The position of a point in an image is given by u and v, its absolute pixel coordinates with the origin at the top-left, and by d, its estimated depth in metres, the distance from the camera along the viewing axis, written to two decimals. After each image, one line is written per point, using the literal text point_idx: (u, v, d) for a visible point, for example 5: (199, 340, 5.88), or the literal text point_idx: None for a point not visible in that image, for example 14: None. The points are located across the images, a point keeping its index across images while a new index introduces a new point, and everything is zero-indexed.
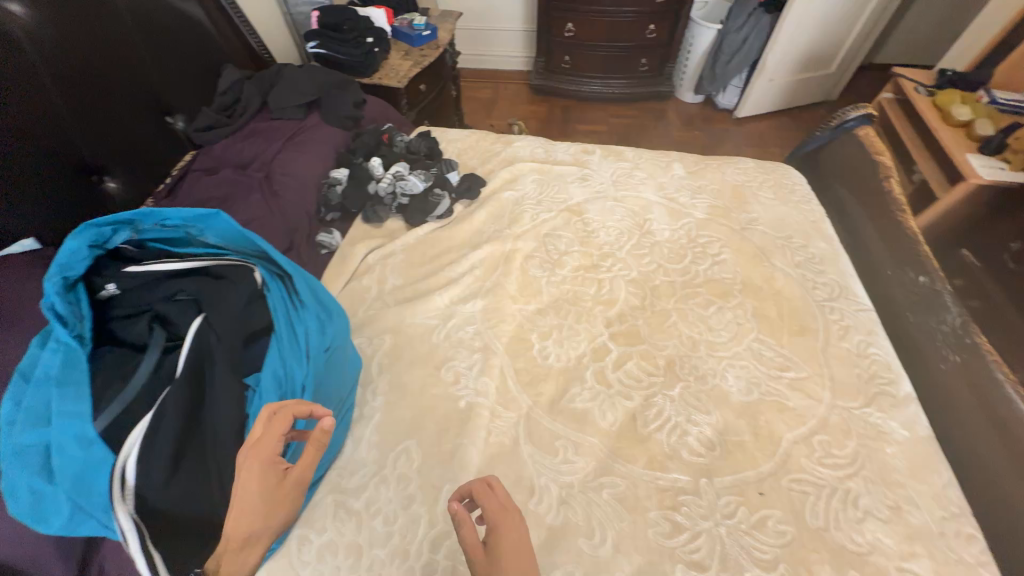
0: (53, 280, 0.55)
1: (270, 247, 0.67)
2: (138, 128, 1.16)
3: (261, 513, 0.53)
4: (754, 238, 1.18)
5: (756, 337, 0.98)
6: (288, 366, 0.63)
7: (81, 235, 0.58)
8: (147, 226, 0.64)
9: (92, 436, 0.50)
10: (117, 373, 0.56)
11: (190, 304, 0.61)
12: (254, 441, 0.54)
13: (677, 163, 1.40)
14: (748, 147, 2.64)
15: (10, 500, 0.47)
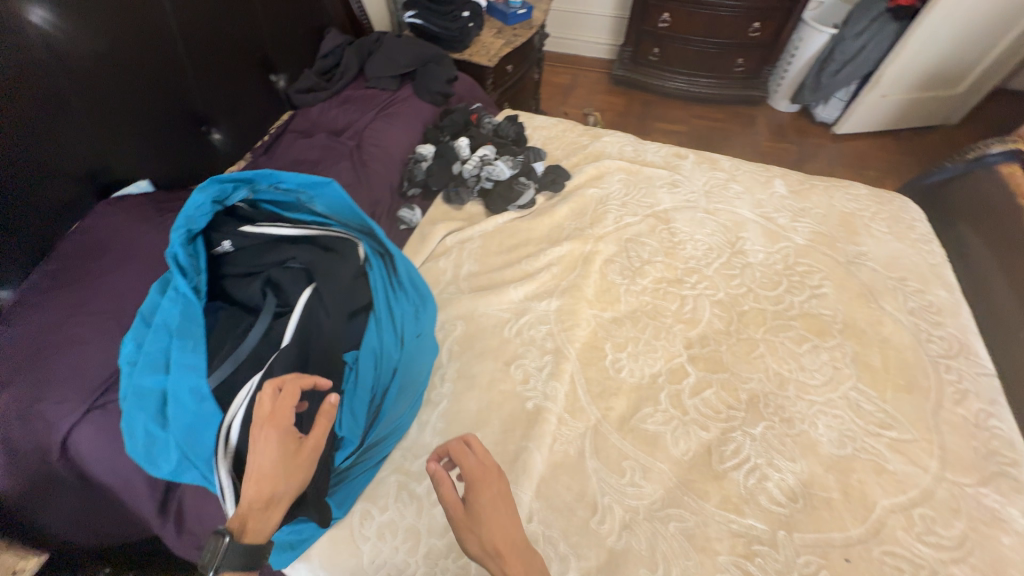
0: (179, 233, 0.57)
1: (378, 227, 0.68)
2: (246, 84, 1.19)
3: (280, 477, 0.50)
4: (862, 274, 1.07)
5: (855, 386, 0.89)
6: (385, 347, 0.70)
7: (206, 189, 0.60)
8: (262, 186, 0.65)
9: (204, 393, 0.52)
10: (231, 332, 0.59)
11: (297, 274, 0.64)
12: (266, 414, 0.52)
13: (780, 180, 1.29)
14: (844, 167, 2.41)
15: (128, 440, 0.50)
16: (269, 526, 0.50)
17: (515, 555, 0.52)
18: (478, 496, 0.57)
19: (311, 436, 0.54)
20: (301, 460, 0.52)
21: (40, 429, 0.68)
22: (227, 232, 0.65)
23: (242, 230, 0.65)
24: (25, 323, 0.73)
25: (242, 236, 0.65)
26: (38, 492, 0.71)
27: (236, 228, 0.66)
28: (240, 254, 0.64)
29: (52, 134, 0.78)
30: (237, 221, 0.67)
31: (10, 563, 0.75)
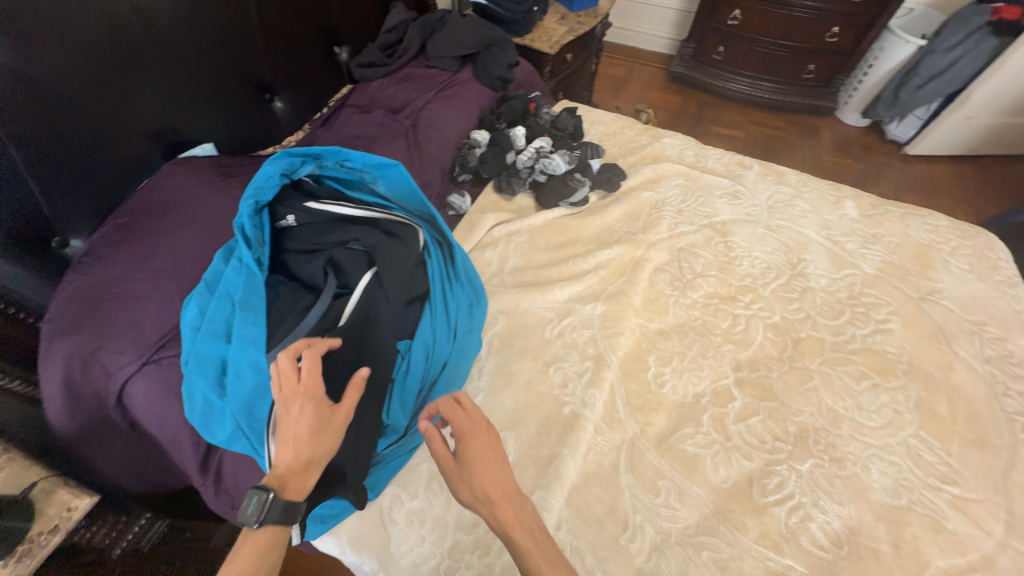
0: (248, 204, 0.64)
1: (439, 216, 0.74)
2: (311, 54, 1.19)
3: (315, 440, 0.54)
4: (934, 313, 1.00)
5: (916, 434, 0.83)
6: (439, 341, 0.74)
7: (276, 161, 0.66)
8: (328, 163, 0.71)
9: (261, 367, 0.60)
10: (290, 308, 0.66)
11: (359, 253, 0.69)
12: (297, 385, 0.54)
13: (851, 202, 1.21)
14: (912, 191, 2.24)
15: (187, 406, 0.59)
16: (307, 484, 0.54)
17: (506, 502, 0.55)
18: (469, 447, 0.58)
19: (342, 405, 0.57)
20: (334, 426, 0.55)
21: (99, 376, 0.71)
22: (293, 209, 0.71)
23: (308, 205, 0.71)
24: (92, 272, 0.75)
25: (307, 211, 0.71)
26: (94, 432, 0.75)
27: (304, 204, 0.71)
28: (303, 231, 0.71)
29: (126, 93, 0.80)
30: (304, 198, 0.73)
31: (62, 499, 0.66)
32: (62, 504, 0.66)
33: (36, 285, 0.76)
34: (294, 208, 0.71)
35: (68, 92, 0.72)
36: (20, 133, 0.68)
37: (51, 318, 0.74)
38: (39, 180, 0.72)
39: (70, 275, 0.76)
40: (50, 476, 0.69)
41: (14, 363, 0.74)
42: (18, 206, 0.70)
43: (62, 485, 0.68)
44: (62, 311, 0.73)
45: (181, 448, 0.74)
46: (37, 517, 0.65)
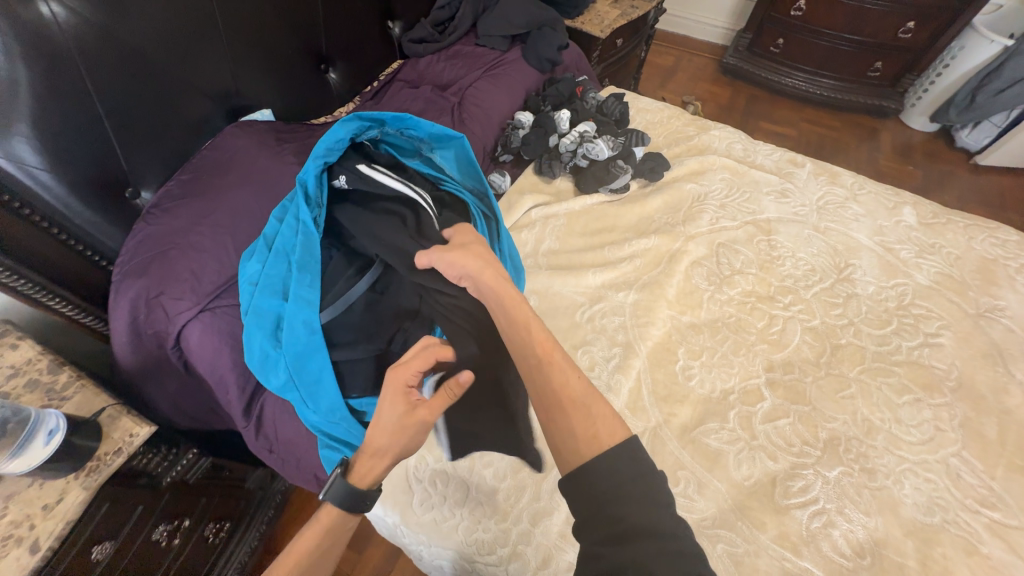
0: (315, 163, 0.69)
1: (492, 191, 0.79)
2: (366, 27, 1.21)
3: (390, 433, 0.56)
4: (992, 332, 0.94)
5: (958, 453, 0.80)
6: None
7: (348, 124, 0.71)
8: (390, 130, 0.77)
9: (315, 326, 0.65)
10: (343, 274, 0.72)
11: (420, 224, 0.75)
12: (399, 364, 0.58)
13: (909, 208, 1.14)
14: (978, 203, 2.08)
15: (247, 353, 0.64)
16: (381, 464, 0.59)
17: None
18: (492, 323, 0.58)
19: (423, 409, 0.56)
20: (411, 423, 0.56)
21: (160, 319, 0.77)
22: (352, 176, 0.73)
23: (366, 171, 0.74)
24: (158, 223, 0.81)
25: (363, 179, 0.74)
26: (153, 369, 0.82)
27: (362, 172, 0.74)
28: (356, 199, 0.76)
29: (194, 55, 0.84)
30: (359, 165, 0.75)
31: (125, 426, 0.73)
32: (125, 430, 0.73)
33: (108, 231, 0.82)
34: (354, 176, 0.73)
35: (144, 49, 0.77)
36: (102, 87, 0.73)
37: (122, 262, 0.81)
38: (117, 133, 0.77)
39: (139, 224, 0.82)
40: (116, 404, 0.75)
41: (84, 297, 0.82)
42: (99, 155, 0.76)
43: (125, 414, 0.75)
44: (131, 256, 0.80)
45: (227, 392, 0.79)
46: (103, 439, 0.72)
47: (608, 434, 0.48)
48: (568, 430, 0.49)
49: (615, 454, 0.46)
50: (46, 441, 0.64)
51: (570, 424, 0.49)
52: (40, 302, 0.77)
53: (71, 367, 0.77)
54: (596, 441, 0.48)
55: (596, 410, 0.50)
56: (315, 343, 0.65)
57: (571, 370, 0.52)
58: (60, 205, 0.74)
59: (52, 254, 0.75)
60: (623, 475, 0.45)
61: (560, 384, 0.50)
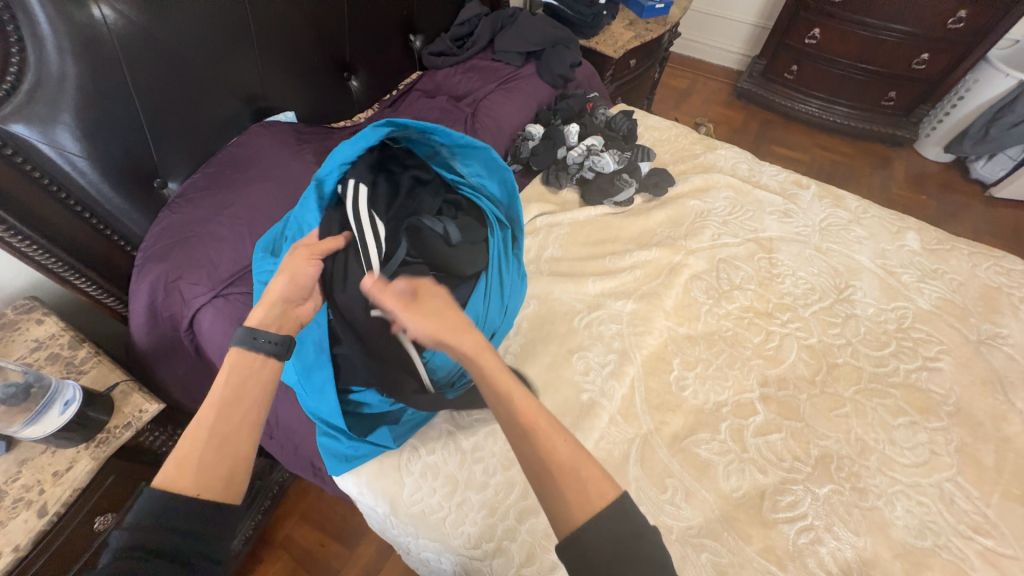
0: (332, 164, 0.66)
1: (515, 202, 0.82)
2: (389, 40, 1.28)
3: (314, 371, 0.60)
4: (993, 360, 0.94)
5: (953, 479, 0.79)
6: (488, 315, 0.82)
7: (376, 128, 0.68)
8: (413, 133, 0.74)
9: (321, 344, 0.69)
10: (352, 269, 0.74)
11: (437, 236, 0.76)
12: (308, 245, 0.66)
13: (913, 233, 1.15)
14: (991, 235, 2.07)
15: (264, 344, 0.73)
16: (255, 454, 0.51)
17: None
18: None
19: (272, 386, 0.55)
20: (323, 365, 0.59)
21: (177, 302, 0.81)
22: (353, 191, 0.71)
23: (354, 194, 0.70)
24: (181, 212, 0.86)
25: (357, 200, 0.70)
26: (166, 350, 0.87)
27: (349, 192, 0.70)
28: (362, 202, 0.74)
29: (227, 59, 0.90)
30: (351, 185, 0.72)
31: (136, 402, 0.77)
32: (136, 405, 0.76)
33: (136, 218, 0.87)
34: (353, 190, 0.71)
35: (182, 51, 0.83)
36: (141, 84, 0.79)
37: (145, 247, 0.86)
38: (152, 127, 0.83)
39: (164, 212, 0.87)
40: (129, 380, 0.79)
41: (107, 278, 0.87)
42: (134, 147, 0.82)
43: (136, 390, 0.79)
44: (154, 242, 0.85)
45: None
46: (114, 412, 0.75)
47: (597, 494, 0.47)
48: (559, 495, 0.47)
49: (608, 515, 0.45)
50: (61, 411, 0.68)
51: (560, 490, 0.47)
52: (67, 281, 0.82)
53: (90, 344, 0.82)
54: (587, 505, 0.46)
55: (588, 473, 0.49)
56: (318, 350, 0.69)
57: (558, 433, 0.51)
58: (93, 190, 0.80)
59: (82, 237, 0.81)
60: (617, 542, 0.44)
61: (548, 452, 0.48)
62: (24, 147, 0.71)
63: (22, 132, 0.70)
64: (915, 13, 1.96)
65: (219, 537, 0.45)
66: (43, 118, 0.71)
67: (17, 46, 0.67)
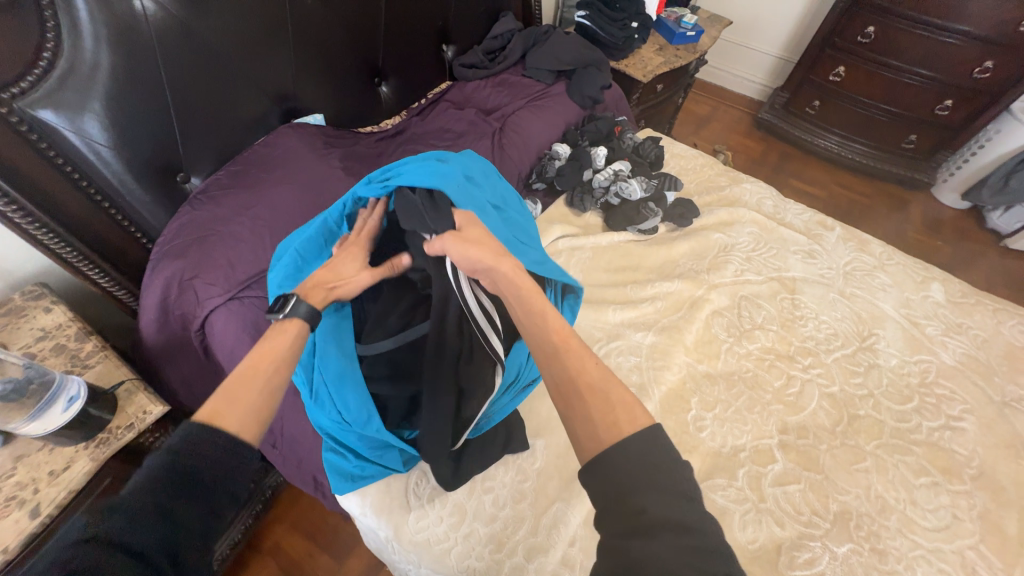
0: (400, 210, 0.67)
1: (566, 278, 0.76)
2: (422, 49, 1.27)
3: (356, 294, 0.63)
4: (1018, 423, 0.91)
5: (975, 547, 0.77)
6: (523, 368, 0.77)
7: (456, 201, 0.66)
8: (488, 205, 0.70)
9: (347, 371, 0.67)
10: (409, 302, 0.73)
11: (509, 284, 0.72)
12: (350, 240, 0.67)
13: (938, 285, 1.13)
14: (1006, 286, 2.05)
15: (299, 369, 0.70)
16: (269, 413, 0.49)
17: None
18: None
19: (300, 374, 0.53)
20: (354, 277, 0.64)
21: (191, 302, 0.80)
22: (422, 222, 0.63)
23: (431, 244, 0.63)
24: (202, 209, 0.84)
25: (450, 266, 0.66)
26: (175, 348, 0.85)
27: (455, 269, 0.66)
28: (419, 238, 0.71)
29: (261, 56, 0.89)
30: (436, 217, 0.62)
31: (140, 402, 0.74)
32: (139, 406, 0.74)
33: (156, 212, 0.85)
34: (421, 220, 0.62)
35: (216, 46, 0.81)
36: (173, 76, 0.77)
37: (162, 242, 0.84)
38: (181, 121, 0.81)
39: (185, 207, 0.85)
40: (134, 379, 0.77)
41: (121, 270, 0.85)
42: (162, 140, 0.80)
43: (141, 390, 0.76)
44: (172, 238, 0.83)
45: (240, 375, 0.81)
46: (117, 412, 0.73)
47: (626, 418, 0.44)
48: (588, 417, 0.45)
49: (634, 441, 0.42)
50: (65, 408, 0.65)
51: (588, 409, 0.45)
52: (81, 272, 0.80)
53: (98, 338, 0.79)
54: (615, 428, 0.43)
55: (616, 393, 0.46)
56: (357, 375, 0.68)
57: (585, 353, 0.49)
58: (116, 181, 0.78)
59: (98, 227, 0.79)
60: (647, 461, 0.41)
61: (577, 367, 0.48)
62: (50, 134, 0.69)
63: (49, 118, 0.68)
64: (942, 60, 1.95)
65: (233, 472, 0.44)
66: (73, 105, 0.69)
67: (53, 30, 0.65)
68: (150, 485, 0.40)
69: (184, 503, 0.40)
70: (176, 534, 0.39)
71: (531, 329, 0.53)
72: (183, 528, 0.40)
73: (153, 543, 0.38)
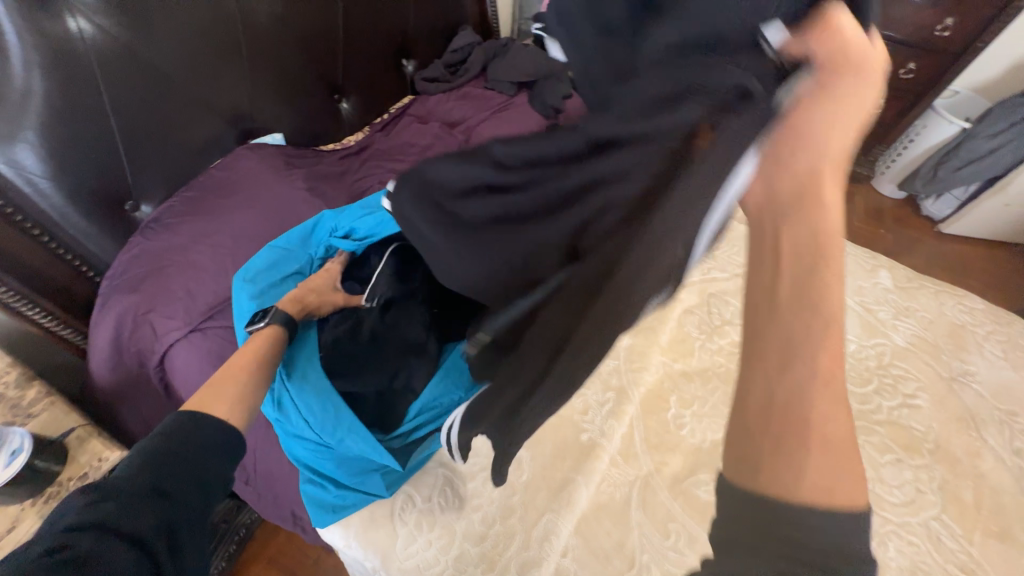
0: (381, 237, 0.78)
1: None
2: (382, 64, 1.25)
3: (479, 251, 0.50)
4: (964, 396, 0.99)
5: (938, 517, 0.82)
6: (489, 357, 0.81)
7: None
8: None
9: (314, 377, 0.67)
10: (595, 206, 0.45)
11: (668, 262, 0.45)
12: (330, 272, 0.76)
13: (886, 271, 1.20)
14: (942, 269, 2.22)
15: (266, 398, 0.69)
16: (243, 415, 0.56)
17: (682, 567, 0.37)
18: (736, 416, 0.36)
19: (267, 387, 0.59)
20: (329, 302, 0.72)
21: (147, 336, 0.75)
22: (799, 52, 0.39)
23: (846, 29, 0.38)
24: (155, 238, 0.80)
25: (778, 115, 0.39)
26: (132, 387, 0.79)
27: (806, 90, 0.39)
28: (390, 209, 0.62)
29: (212, 76, 0.85)
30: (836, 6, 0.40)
31: (95, 449, 0.69)
32: (94, 453, 0.68)
33: (102, 244, 0.80)
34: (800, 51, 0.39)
35: (163, 67, 0.78)
36: (115, 97, 0.73)
37: (112, 276, 0.79)
38: (127, 147, 0.77)
39: (136, 237, 0.81)
40: (86, 425, 0.71)
41: (64, 308, 0.79)
42: (106, 168, 0.76)
43: (94, 435, 0.70)
44: (123, 270, 0.78)
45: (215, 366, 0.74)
46: (67, 462, 0.67)
47: (850, 497, 0.32)
48: (818, 467, 0.32)
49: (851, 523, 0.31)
50: (8, 462, 0.59)
51: (826, 460, 0.32)
52: (19, 312, 0.73)
53: (42, 382, 0.73)
54: (836, 496, 0.31)
55: (851, 467, 0.33)
56: (318, 380, 0.67)
57: (838, 401, 0.33)
58: (56, 213, 0.73)
59: (36, 263, 0.73)
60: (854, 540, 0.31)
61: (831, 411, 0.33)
62: None
63: None
64: None
65: (212, 456, 0.51)
66: (2, 135, 0.64)
67: None
68: (142, 467, 0.47)
69: (173, 481, 0.47)
70: (173, 518, 0.45)
71: (808, 338, 0.34)
72: (179, 506, 0.46)
73: (152, 526, 0.44)
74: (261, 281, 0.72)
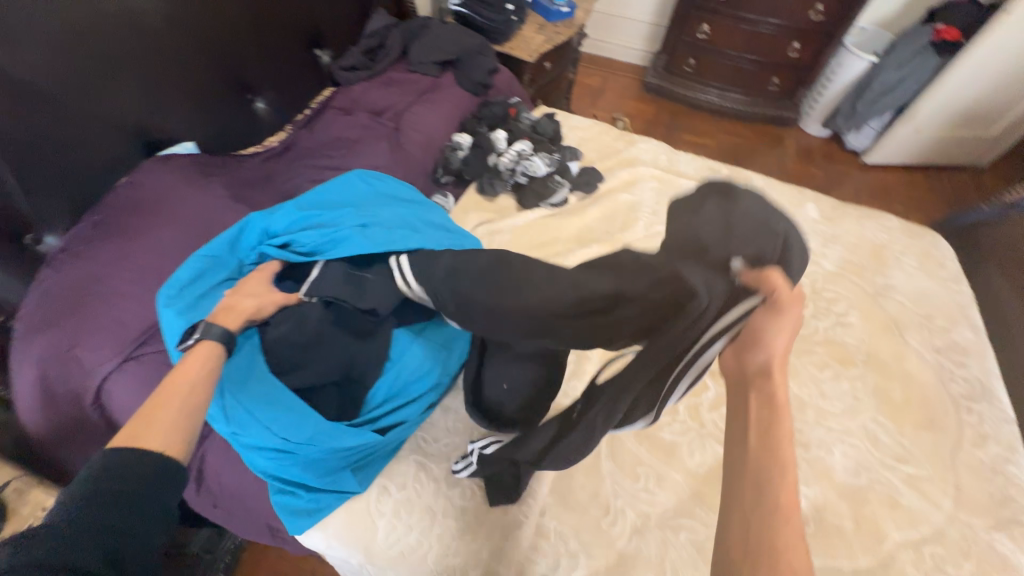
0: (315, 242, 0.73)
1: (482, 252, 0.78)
2: (294, 56, 1.19)
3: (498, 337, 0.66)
4: (888, 307, 1.08)
5: (875, 418, 0.90)
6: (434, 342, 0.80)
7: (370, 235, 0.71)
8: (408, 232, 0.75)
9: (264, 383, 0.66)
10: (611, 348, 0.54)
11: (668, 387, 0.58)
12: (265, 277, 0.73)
13: (813, 204, 1.28)
14: (868, 197, 2.39)
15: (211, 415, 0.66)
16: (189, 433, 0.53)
17: None
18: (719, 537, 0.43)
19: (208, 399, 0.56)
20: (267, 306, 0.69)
21: (77, 373, 0.70)
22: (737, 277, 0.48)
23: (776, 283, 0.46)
24: (66, 269, 0.74)
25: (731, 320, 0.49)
26: (69, 431, 0.74)
27: (754, 316, 0.47)
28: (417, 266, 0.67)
29: (101, 86, 0.78)
30: (775, 255, 0.49)
31: (36, 499, 0.66)
32: (36, 503, 0.65)
33: None
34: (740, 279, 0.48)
35: (40, 83, 0.71)
36: None
37: (24, 316, 0.73)
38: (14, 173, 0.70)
39: (45, 271, 0.74)
40: (23, 476, 0.68)
41: None
42: None
43: (33, 485, 0.67)
44: (36, 307, 0.72)
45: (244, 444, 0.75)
46: (8, 517, 0.64)
47: None
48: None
49: None
50: None
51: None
52: None
53: None
54: None
55: None
56: (270, 386, 0.66)
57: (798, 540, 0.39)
58: None
59: None
60: None
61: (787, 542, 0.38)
62: None
63: None
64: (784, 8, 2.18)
65: (156, 481, 0.48)
66: None
67: None
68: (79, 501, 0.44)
69: (111, 513, 0.45)
70: (116, 551, 0.43)
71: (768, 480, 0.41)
72: (122, 535, 0.44)
73: (93, 562, 0.42)
74: (189, 295, 0.69)
